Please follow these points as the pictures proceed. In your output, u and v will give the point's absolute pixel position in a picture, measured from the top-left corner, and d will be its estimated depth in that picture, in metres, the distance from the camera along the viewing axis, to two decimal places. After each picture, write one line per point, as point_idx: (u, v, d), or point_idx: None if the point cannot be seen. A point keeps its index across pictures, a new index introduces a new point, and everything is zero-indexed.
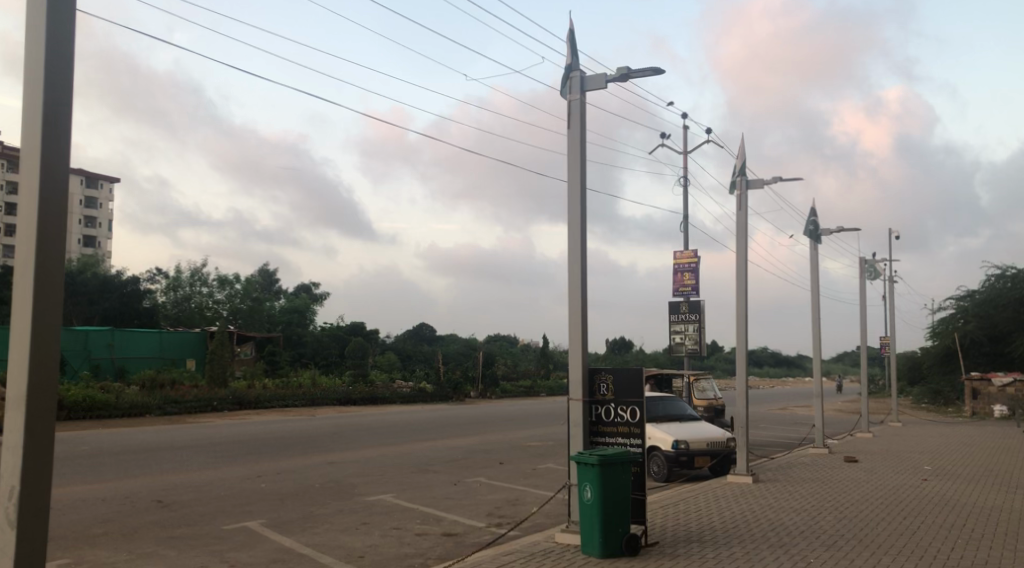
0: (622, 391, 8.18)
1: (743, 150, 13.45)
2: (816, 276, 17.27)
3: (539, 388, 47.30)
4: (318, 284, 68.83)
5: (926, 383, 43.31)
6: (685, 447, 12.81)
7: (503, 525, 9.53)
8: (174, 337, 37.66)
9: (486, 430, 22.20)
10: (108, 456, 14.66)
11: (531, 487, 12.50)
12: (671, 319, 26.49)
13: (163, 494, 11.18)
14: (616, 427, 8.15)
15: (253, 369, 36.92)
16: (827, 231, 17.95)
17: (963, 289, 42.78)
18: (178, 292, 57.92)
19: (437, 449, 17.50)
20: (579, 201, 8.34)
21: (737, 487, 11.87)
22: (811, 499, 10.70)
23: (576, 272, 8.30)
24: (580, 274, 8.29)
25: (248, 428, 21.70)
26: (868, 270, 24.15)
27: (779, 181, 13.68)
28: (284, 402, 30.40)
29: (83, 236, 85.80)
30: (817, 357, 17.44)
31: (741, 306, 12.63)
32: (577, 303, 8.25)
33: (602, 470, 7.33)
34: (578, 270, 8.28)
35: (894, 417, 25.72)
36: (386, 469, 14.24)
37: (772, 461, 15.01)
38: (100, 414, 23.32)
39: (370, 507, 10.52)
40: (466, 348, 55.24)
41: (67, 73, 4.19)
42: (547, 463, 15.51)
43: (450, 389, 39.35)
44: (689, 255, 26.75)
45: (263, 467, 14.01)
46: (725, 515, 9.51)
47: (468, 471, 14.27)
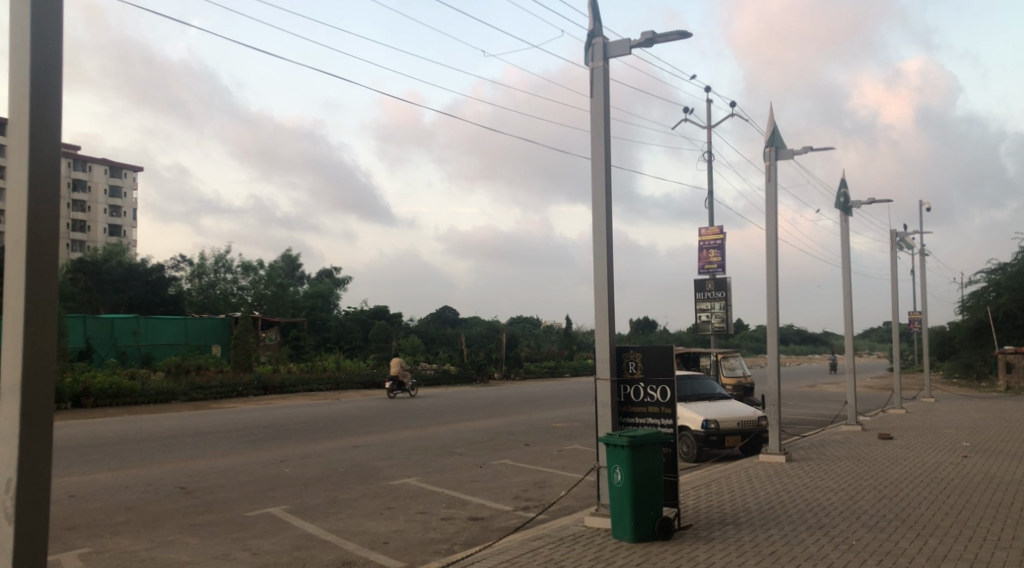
0: (651, 370, 7.90)
1: (772, 120, 13.01)
2: (847, 249, 16.79)
3: (563, 368, 47.08)
4: (340, 269, 69.03)
5: (958, 358, 42.46)
6: (715, 427, 12.50)
7: (530, 509, 9.32)
8: (199, 324, 37.88)
9: (511, 412, 22.07)
10: (134, 442, 14.71)
11: (558, 469, 12.27)
12: (697, 297, 26.09)
13: (187, 481, 11.12)
14: (646, 408, 7.85)
15: (278, 355, 37.08)
16: (859, 203, 17.44)
17: (995, 262, 41.73)
18: (202, 279, 58.29)
19: (462, 432, 17.36)
20: (603, 174, 8.01)
21: (769, 466, 11.57)
22: (848, 477, 10.37)
23: (601, 250, 8.00)
24: (605, 249, 7.98)
25: (273, 412, 21.75)
26: (900, 242, 23.50)
27: (810, 150, 13.20)
28: (308, 387, 30.50)
29: (109, 225, 86.89)
30: (849, 333, 17.00)
31: (772, 281, 12.25)
32: (603, 280, 7.94)
33: (633, 451, 7.07)
34: (603, 247, 7.97)
35: (928, 392, 25.13)
36: (411, 452, 14.12)
37: (804, 439, 14.66)
38: (126, 401, 23.50)
39: (395, 491, 10.37)
40: (489, 331, 55.08)
41: (54, 47, 3.95)
42: (573, 444, 15.30)
43: (474, 371, 39.30)
44: (715, 231, 26.27)
45: (288, 452, 13.94)
46: (759, 496, 9.22)
47: (493, 453, 14.09)
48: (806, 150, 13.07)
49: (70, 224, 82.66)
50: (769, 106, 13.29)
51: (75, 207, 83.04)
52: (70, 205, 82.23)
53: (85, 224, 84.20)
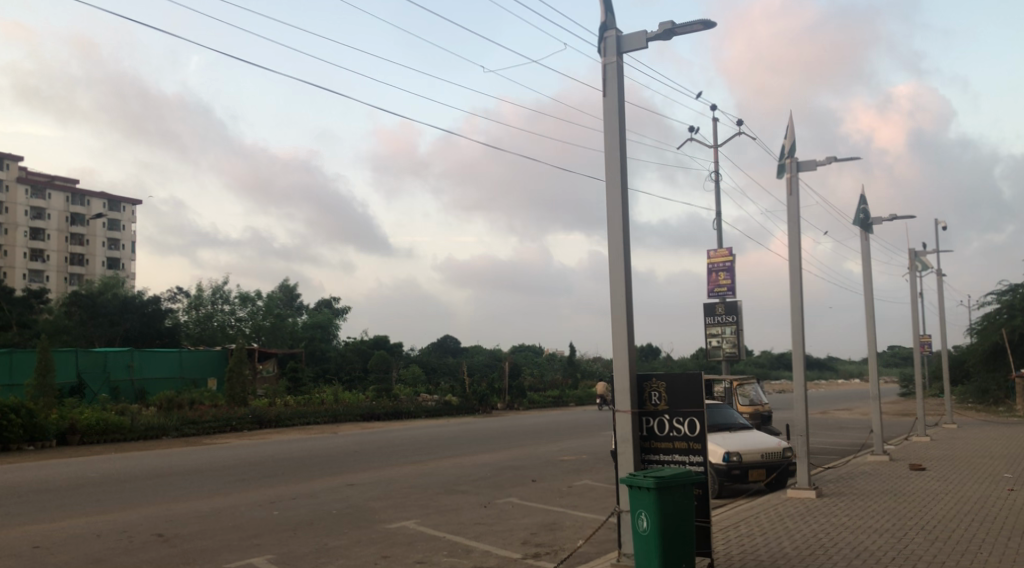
0: (676, 400, 7.03)
1: (791, 131, 12.27)
2: (868, 269, 15.98)
3: (567, 398, 45.98)
4: (339, 299, 68.19)
5: (972, 381, 41.37)
6: (738, 460, 11.58)
7: (541, 558, 8.39)
8: (195, 357, 36.98)
9: (517, 444, 21.08)
10: (114, 483, 13.76)
11: (568, 508, 11.36)
12: (706, 321, 25.23)
13: (165, 527, 10.20)
14: (672, 443, 7.00)
15: (275, 388, 36.09)
16: (878, 221, 16.66)
17: (1005, 284, 40.86)
18: (200, 310, 57.12)
19: (465, 467, 16.41)
20: (620, 177, 7.24)
21: (800, 503, 10.63)
22: (889, 514, 9.44)
23: (618, 261, 7.19)
24: (624, 263, 7.16)
25: (267, 448, 20.78)
26: (916, 262, 22.68)
27: (835, 161, 12.38)
28: (305, 420, 29.51)
29: (108, 258, 86.25)
30: (872, 357, 16.11)
31: (796, 302, 11.42)
32: (621, 297, 7.12)
33: (660, 494, 6.20)
34: (621, 260, 7.15)
35: (950, 418, 24.08)
36: (411, 490, 13.21)
37: (830, 471, 13.71)
38: (114, 438, 22.55)
39: (392, 537, 9.47)
40: (490, 360, 54.06)
41: None
42: (583, 479, 14.36)
43: (476, 401, 38.25)
44: (724, 253, 25.53)
45: (279, 492, 13.01)
46: (796, 539, 8.26)
47: (498, 490, 13.14)
48: (830, 161, 12.31)
49: (68, 257, 82.19)
50: (787, 117, 12.58)
51: (73, 241, 82.68)
52: (68, 238, 81.82)
53: (83, 257, 83.75)
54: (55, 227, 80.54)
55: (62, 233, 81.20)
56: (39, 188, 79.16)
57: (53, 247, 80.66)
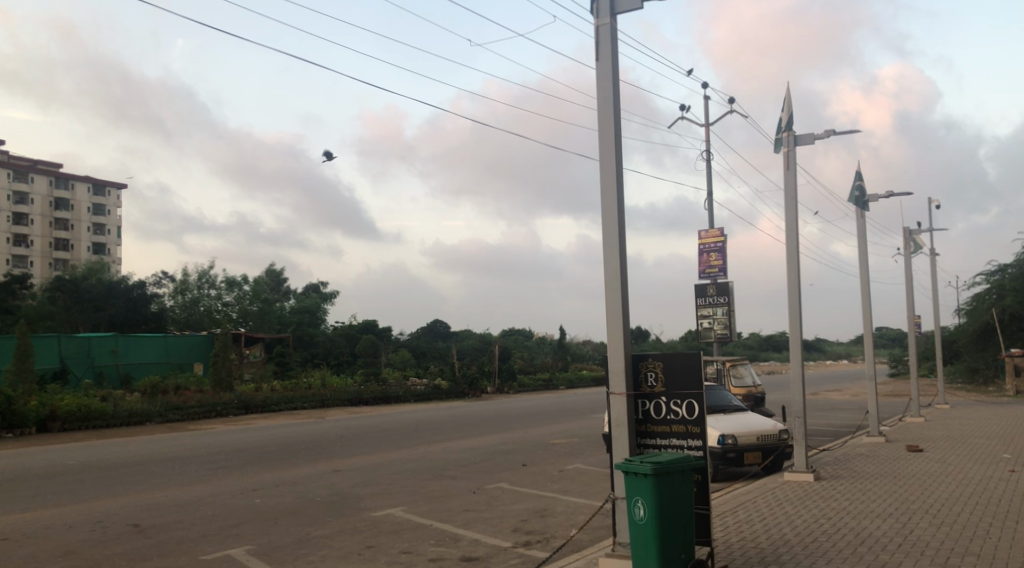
0: (674, 382, 6.68)
1: (788, 104, 11.89)
2: (864, 247, 15.67)
3: (558, 381, 45.75)
4: (326, 283, 67.61)
5: (962, 361, 41.35)
6: (733, 443, 11.30)
7: (532, 546, 8.07)
8: (180, 341, 36.43)
9: (507, 428, 20.74)
10: (93, 471, 13.33)
11: (560, 494, 11.04)
12: (698, 302, 24.90)
13: (140, 518, 9.79)
14: (669, 427, 6.66)
15: (262, 373, 35.61)
16: (874, 198, 16.35)
17: (995, 264, 40.82)
18: (186, 295, 56.35)
19: (454, 451, 16.08)
20: (614, 146, 6.86)
21: (798, 487, 10.36)
22: (891, 498, 9.15)
23: (612, 233, 6.82)
24: (618, 235, 6.79)
25: (252, 434, 20.36)
26: (910, 240, 22.42)
27: (833, 134, 12.01)
28: (292, 405, 29.11)
29: (93, 243, 85.24)
30: (867, 337, 15.84)
31: (794, 281, 11.09)
32: (615, 270, 6.76)
33: (657, 481, 5.86)
34: (615, 232, 6.79)
35: (942, 398, 23.94)
36: (398, 476, 12.84)
37: (827, 453, 13.45)
38: (96, 424, 22.08)
39: (378, 525, 9.12)
40: (480, 343, 53.69)
41: None
42: (575, 463, 14.05)
43: (466, 385, 37.95)
44: (716, 234, 25.19)
45: (262, 479, 12.63)
46: (796, 526, 7.95)
47: (488, 475, 12.81)
48: (828, 134, 11.96)
49: (53, 242, 81.11)
50: (785, 89, 12.20)
51: (57, 226, 81.55)
52: (52, 223, 80.67)
53: (68, 243, 82.69)
54: (39, 212, 79.34)
55: (46, 217, 80.03)
56: (21, 172, 77.86)
57: (37, 232, 79.48)
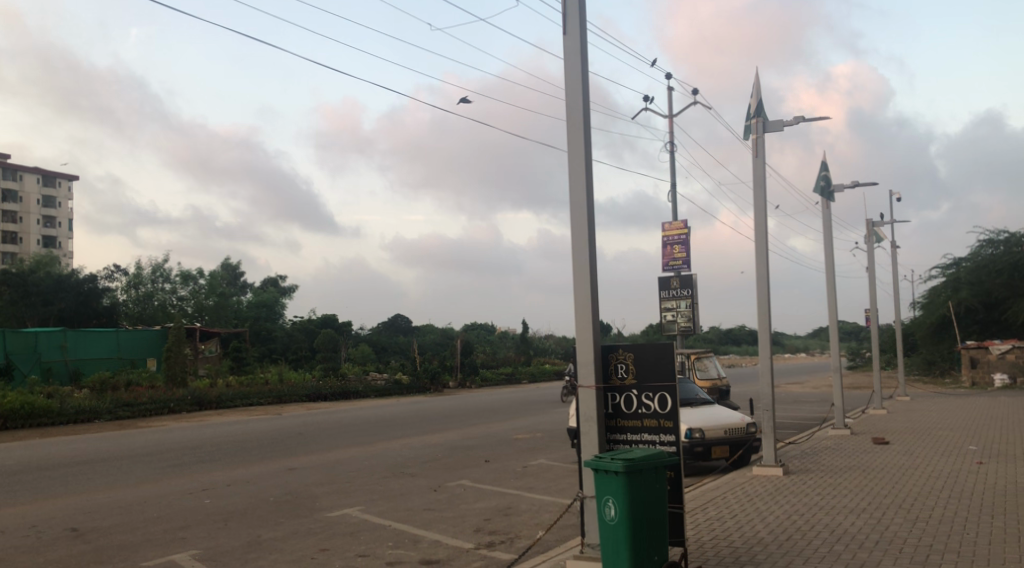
0: (645, 374, 6.35)
1: (757, 90, 11.70)
2: (829, 238, 15.61)
3: (520, 375, 45.46)
4: (285, 276, 66.35)
5: (919, 354, 41.98)
6: (700, 437, 11.05)
7: (495, 547, 7.68)
8: (132, 336, 35.25)
9: (469, 423, 20.31)
10: (31, 472, 12.55)
11: (525, 490, 10.68)
12: (661, 296, 24.74)
13: (78, 519, 9.13)
14: (640, 421, 6.32)
15: (217, 368, 34.63)
16: (839, 189, 16.31)
17: (950, 258, 41.53)
18: (139, 289, 54.45)
19: (415, 447, 15.61)
20: (582, 123, 6.52)
21: (768, 481, 10.16)
22: (863, 494, 8.98)
23: (581, 212, 6.46)
24: (587, 214, 6.44)
25: (205, 431, 19.63)
26: (872, 232, 22.52)
27: (802, 121, 11.86)
28: (248, 401, 28.32)
29: (43, 236, 82.55)
30: (831, 330, 15.80)
31: (763, 271, 10.88)
32: (584, 251, 6.39)
33: (629, 479, 5.53)
34: (584, 210, 6.43)
35: (901, 390, 24.14)
36: (357, 474, 12.36)
37: (793, 447, 13.33)
38: (40, 422, 21.10)
39: (333, 527, 8.64)
40: (442, 338, 53.15)
41: None
42: (539, 459, 13.70)
43: (427, 379, 37.43)
44: (679, 226, 25.04)
45: (213, 478, 12.01)
46: (769, 522, 7.72)
47: (450, 472, 12.40)
48: (797, 122, 11.81)
49: (1, 235, 78.38)
50: (754, 74, 12.00)
51: (5, 218, 78.82)
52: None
53: (17, 235, 79.94)
54: None
55: None
56: None
57: None
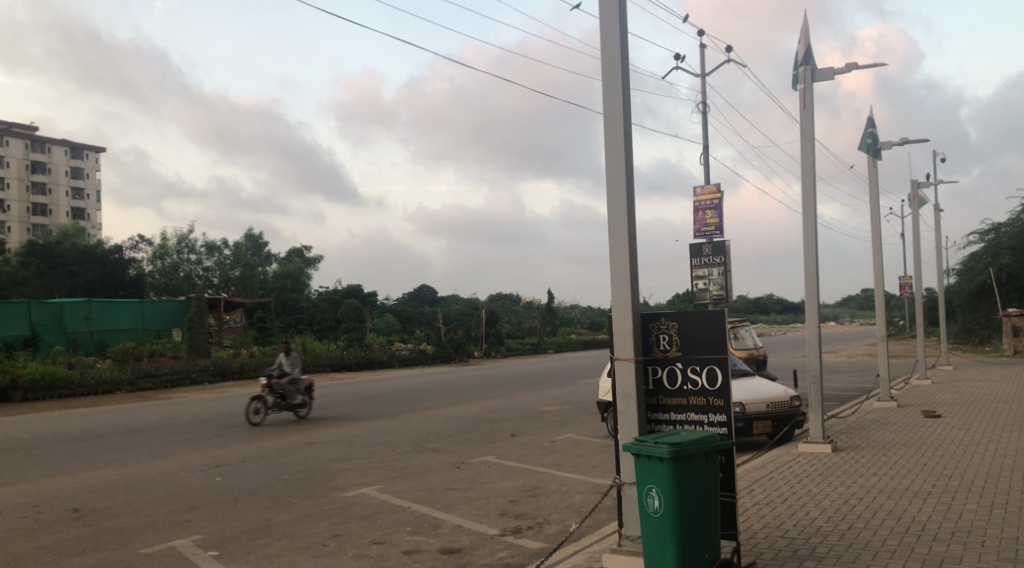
0: (691, 345, 5.61)
1: (806, 35, 10.76)
2: (875, 199, 14.67)
3: (546, 345, 44.92)
4: (310, 247, 66.15)
5: (957, 322, 40.75)
6: (741, 411, 10.33)
7: (522, 534, 7.04)
8: (156, 307, 35.11)
9: (495, 395, 19.72)
10: (44, 446, 12.12)
11: (553, 468, 10.03)
12: (693, 263, 23.84)
13: (84, 495, 8.58)
14: (685, 399, 5.61)
15: (242, 339, 34.43)
16: (886, 147, 15.30)
17: (990, 222, 40.03)
18: (165, 260, 54.21)
19: (438, 420, 15.06)
20: (618, 61, 5.71)
21: (816, 460, 9.41)
22: (925, 474, 8.22)
23: (617, 157, 5.68)
24: (624, 156, 5.65)
25: (226, 403, 19.25)
26: (915, 194, 21.43)
27: (852, 69, 10.91)
28: (271, 371, 28.08)
29: (72, 208, 83.03)
30: (877, 296, 14.89)
31: (811, 234, 10.03)
32: (620, 201, 5.64)
33: (674, 466, 4.84)
34: (621, 152, 5.64)
35: (942, 359, 23.21)
36: (378, 449, 11.80)
37: (838, 421, 12.55)
38: (61, 393, 20.89)
39: (348, 508, 8.06)
40: (467, 308, 52.71)
41: None
42: (567, 433, 13.07)
43: (452, 349, 37.03)
44: (711, 190, 24.04)
45: (229, 454, 11.49)
46: (827, 508, 6.99)
47: (474, 448, 11.80)
48: (848, 70, 10.85)
49: (31, 208, 78.99)
50: (801, 20, 11.04)
51: (35, 190, 79.30)
52: (29, 187, 78.32)
53: (46, 207, 80.52)
54: (15, 175, 76.87)
55: (23, 181, 77.64)
56: None
57: (13, 197, 77.06)
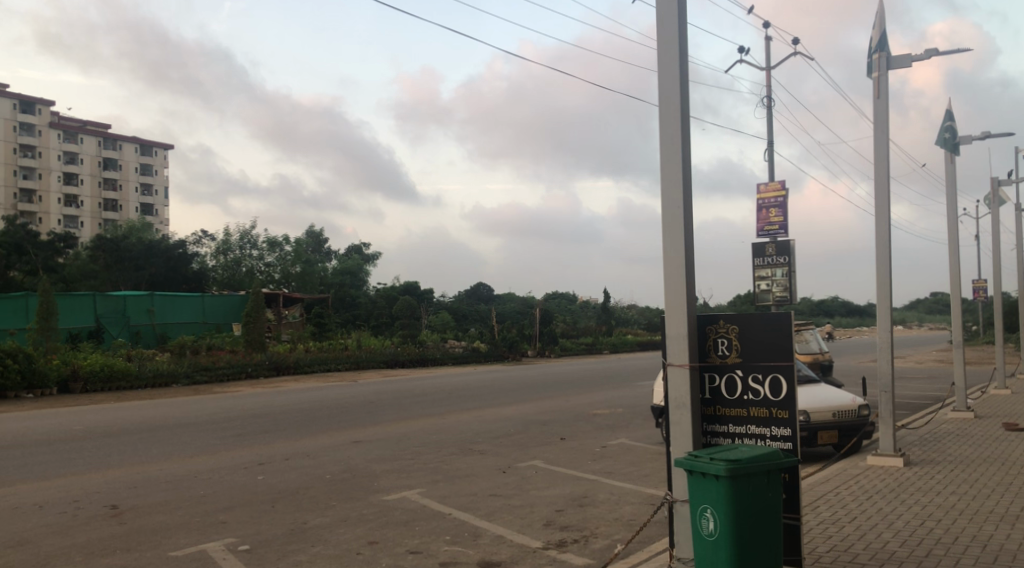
0: (752, 351, 5.11)
1: (880, 20, 10.04)
2: (953, 196, 13.75)
3: (601, 345, 44.25)
4: (367, 243, 66.84)
5: None
6: (805, 420, 9.68)
7: (567, 548, 6.62)
8: (217, 302, 35.78)
9: (547, 395, 19.28)
10: (96, 439, 12.22)
11: (603, 476, 9.56)
12: (755, 263, 22.96)
13: (124, 492, 8.48)
14: (745, 411, 5.11)
15: (299, 334, 34.75)
16: (966, 140, 14.33)
17: None
18: (227, 256, 55.44)
19: (488, 421, 14.72)
20: (676, 39, 5.24)
21: (888, 474, 8.72)
22: (1011, 494, 7.49)
23: (674, 143, 5.20)
24: (681, 147, 5.17)
25: (278, 397, 19.30)
26: (995, 193, 20.14)
27: (932, 55, 10.12)
28: (326, 367, 28.21)
29: (140, 204, 85.53)
30: (953, 300, 13.94)
31: (884, 232, 9.34)
32: (676, 194, 5.17)
33: (732, 486, 4.36)
34: (678, 141, 5.16)
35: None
36: (423, 450, 11.51)
37: (909, 432, 11.74)
38: (119, 385, 21.28)
39: (387, 513, 7.76)
40: (523, 306, 52.41)
41: None
42: (620, 438, 12.57)
43: (506, 348, 36.74)
44: (776, 188, 23.10)
45: (274, 451, 11.36)
46: (903, 531, 6.36)
47: (521, 451, 11.41)
48: (927, 56, 10.09)
49: (102, 203, 81.88)
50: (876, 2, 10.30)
51: (107, 186, 82.09)
52: (100, 183, 81.18)
53: (117, 203, 83.25)
54: (88, 172, 79.87)
55: (95, 178, 80.55)
56: (70, 132, 78.55)
57: (87, 193, 80.28)
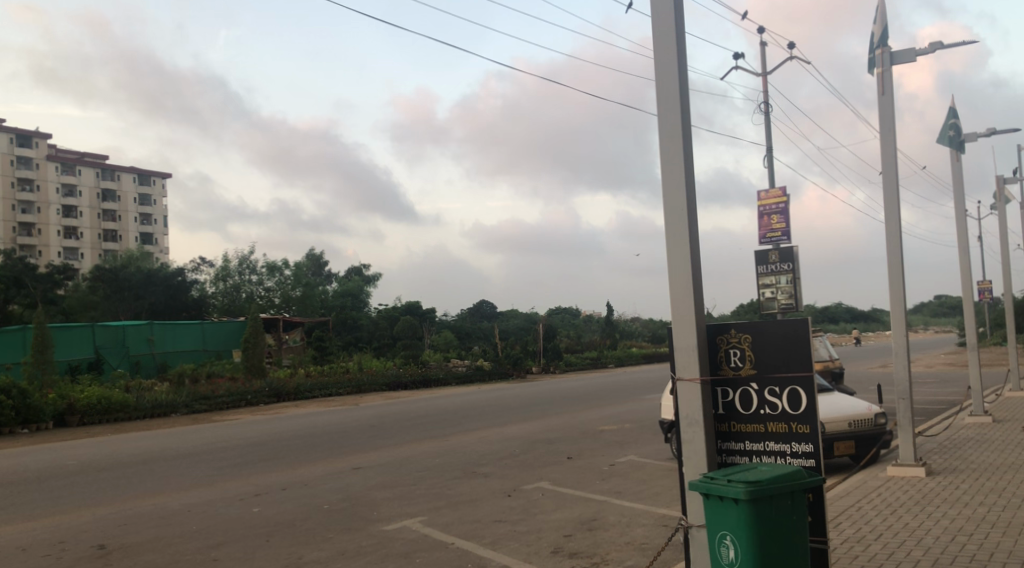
0: (768, 362, 4.77)
1: (881, 15, 9.77)
2: (961, 195, 13.43)
3: (606, 359, 43.80)
4: (367, 265, 66.59)
5: None
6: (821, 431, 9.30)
7: None
8: (217, 329, 35.47)
9: (553, 413, 18.88)
10: (88, 473, 11.86)
11: (612, 496, 9.18)
12: (759, 271, 22.61)
13: (111, 530, 8.13)
14: (762, 426, 4.77)
15: (299, 359, 34.39)
16: (970, 137, 14.03)
17: None
18: (227, 282, 55.22)
19: (491, 441, 14.32)
20: (672, 30, 4.95)
21: (909, 485, 8.33)
22: None
23: (674, 141, 4.89)
24: (683, 144, 4.86)
25: (278, 424, 18.92)
26: (1000, 191, 19.79)
27: (935, 48, 9.85)
28: (327, 392, 27.81)
29: (141, 234, 85.37)
30: (965, 301, 13.58)
31: (895, 233, 9.01)
32: (679, 194, 4.85)
33: (752, 508, 4.00)
34: (679, 138, 4.85)
35: None
36: (426, 475, 11.13)
37: (927, 439, 11.35)
38: (117, 417, 20.89)
39: (387, 544, 7.40)
40: (526, 322, 52.03)
41: None
42: (628, 455, 12.18)
43: (510, 365, 36.31)
44: (777, 194, 22.76)
45: (271, 481, 10.99)
46: (934, 547, 5.95)
47: (527, 472, 11.04)
48: (931, 50, 9.81)
49: (102, 234, 81.90)
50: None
51: (106, 217, 82.07)
52: (100, 215, 81.24)
53: (116, 233, 83.20)
54: (87, 204, 80.03)
55: (94, 209, 80.66)
56: (68, 164, 78.93)
57: (86, 224, 80.30)
